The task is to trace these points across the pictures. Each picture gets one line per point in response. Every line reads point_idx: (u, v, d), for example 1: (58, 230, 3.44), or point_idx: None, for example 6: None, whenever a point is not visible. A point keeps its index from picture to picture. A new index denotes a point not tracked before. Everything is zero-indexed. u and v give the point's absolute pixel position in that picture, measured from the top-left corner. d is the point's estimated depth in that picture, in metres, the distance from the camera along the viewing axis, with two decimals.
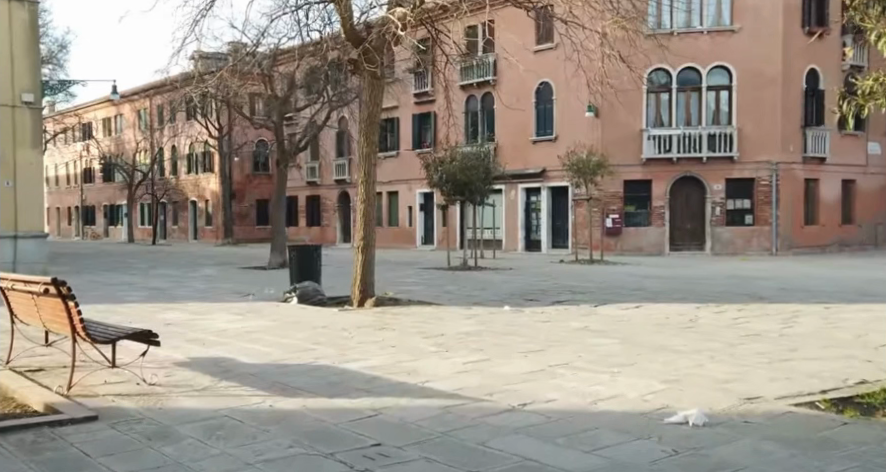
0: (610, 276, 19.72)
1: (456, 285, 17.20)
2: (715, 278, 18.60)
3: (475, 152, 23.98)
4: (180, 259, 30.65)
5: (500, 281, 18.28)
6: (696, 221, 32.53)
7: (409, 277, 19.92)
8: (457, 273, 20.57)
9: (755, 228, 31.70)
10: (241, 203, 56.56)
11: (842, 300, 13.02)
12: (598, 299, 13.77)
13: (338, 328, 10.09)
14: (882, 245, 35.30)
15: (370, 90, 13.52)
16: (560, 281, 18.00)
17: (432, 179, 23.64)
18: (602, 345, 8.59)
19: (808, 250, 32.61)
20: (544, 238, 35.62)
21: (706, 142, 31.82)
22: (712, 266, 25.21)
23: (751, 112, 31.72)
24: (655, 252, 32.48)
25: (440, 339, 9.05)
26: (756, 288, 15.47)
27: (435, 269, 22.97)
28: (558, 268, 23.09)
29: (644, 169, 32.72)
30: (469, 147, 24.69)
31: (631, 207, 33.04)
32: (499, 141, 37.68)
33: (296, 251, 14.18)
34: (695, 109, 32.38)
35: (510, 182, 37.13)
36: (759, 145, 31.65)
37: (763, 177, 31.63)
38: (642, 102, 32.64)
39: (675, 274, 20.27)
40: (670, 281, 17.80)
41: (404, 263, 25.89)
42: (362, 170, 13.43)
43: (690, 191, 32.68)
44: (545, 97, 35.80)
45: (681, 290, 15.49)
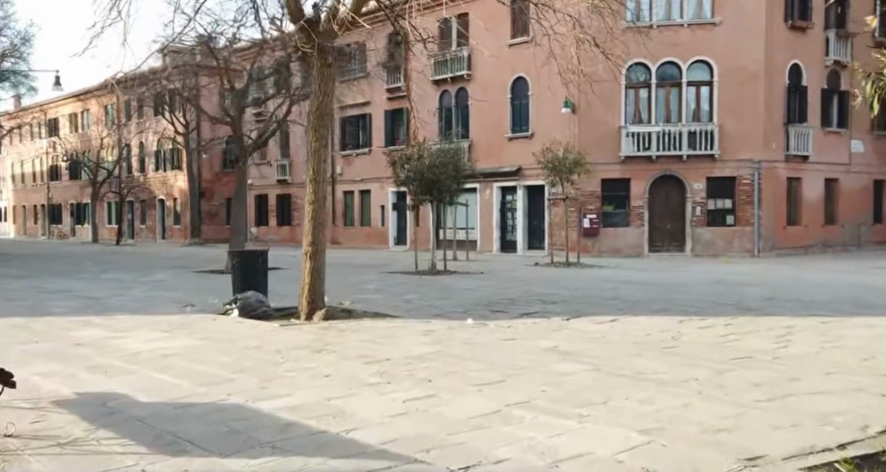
0: (586, 282, 18.51)
1: (419, 293, 15.93)
2: (697, 284, 17.42)
3: (445, 149, 22.71)
4: (137, 261, 29.11)
5: (467, 287, 17.05)
6: (676, 221, 31.47)
7: (371, 282, 18.63)
8: (424, 279, 19.29)
9: (736, 228, 30.70)
10: (210, 201, 54.92)
11: (837, 313, 11.89)
12: (571, 311, 12.56)
13: (270, 350, 8.78)
14: (865, 246, 34.42)
15: (320, 79, 12.21)
16: (532, 288, 16.77)
17: (398, 177, 22.35)
18: (570, 374, 7.36)
19: (791, 251, 31.68)
20: (519, 239, 34.48)
21: (686, 139, 30.75)
22: (693, 269, 24.10)
23: (733, 108, 30.68)
24: (634, 253, 31.42)
25: (384, 365, 7.77)
26: (743, 297, 14.30)
27: (401, 273, 21.66)
28: (532, 272, 21.84)
29: (623, 167, 31.61)
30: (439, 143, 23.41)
31: (609, 207, 31.95)
32: (473, 138, 36.42)
33: (238, 257, 12.83)
34: (675, 105, 31.30)
35: (484, 181, 35.90)
36: (741, 143, 30.62)
37: (744, 176, 30.60)
38: (620, 97, 31.52)
39: (655, 279, 19.09)
40: (650, 288, 16.62)
41: (371, 266, 24.59)
42: (311, 168, 12.14)
43: (670, 190, 31.59)
44: (521, 93, 34.61)
45: (661, 299, 14.31)
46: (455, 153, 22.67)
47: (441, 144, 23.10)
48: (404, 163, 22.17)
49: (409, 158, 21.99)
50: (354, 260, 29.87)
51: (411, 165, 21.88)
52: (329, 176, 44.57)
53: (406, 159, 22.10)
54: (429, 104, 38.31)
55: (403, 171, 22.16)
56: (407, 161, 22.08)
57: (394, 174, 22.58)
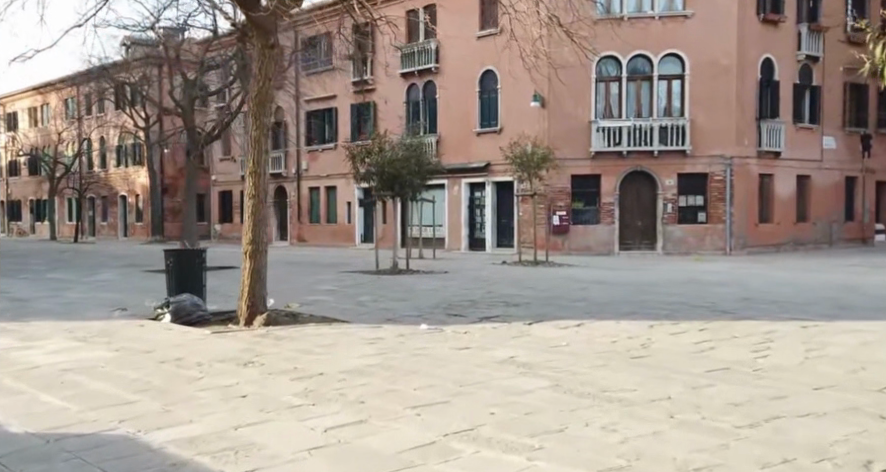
0: (554, 282, 17.61)
1: (376, 295, 14.93)
2: (668, 284, 16.60)
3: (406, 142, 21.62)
4: (87, 260, 27.73)
5: (427, 288, 16.09)
6: (646, 219, 30.78)
7: (327, 282, 17.60)
8: (384, 279, 18.30)
9: (707, 226, 30.08)
10: (173, 198, 53.42)
11: (817, 316, 11.12)
12: (534, 315, 11.67)
13: (190, 363, 7.76)
14: (837, 244, 33.93)
15: (260, 63, 11.18)
16: (496, 288, 15.85)
17: (359, 172, 21.35)
18: (525, 393, 6.44)
19: (763, 249, 31.11)
20: (488, 236, 33.64)
21: (657, 134, 30.04)
22: (666, 268, 23.31)
23: (705, 103, 30.01)
24: (604, 251, 30.68)
25: (315, 382, 6.81)
26: (717, 299, 13.50)
27: (362, 272, 20.62)
28: (499, 271, 20.90)
29: (593, 163, 30.83)
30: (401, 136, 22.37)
31: (579, 203, 31.15)
32: (441, 134, 35.48)
33: (172, 257, 11.76)
34: (646, 100, 30.57)
35: (452, 176, 34.97)
36: (713, 138, 29.98)
37: (716, 172, 29.96)
38: (591, 91, 30.72)
39: (625, 279, 18.26)
40: (620, 289, 15.77)
41: (332, 265, 23.54)
42: (251, 159, 11.12)
43: (641, 187, 30.86)
44: (489, 86, 33.71)
45: (631, 301, 13.46)
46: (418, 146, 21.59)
47: (402, 137, 22.09)
48: (364, 156, 21.10)
49: (372, 156, 21.01)
50: (316, 258, 28.81)
51: (374, 161, 20.96)
52: (295, 172, 43.35)
53: (366, 152, 21.08)
54: (398, 98, 37.54)
55: (365, 165, 21.16)
56: (367, 155, 21.06)
57: (355, 169, 21.52)
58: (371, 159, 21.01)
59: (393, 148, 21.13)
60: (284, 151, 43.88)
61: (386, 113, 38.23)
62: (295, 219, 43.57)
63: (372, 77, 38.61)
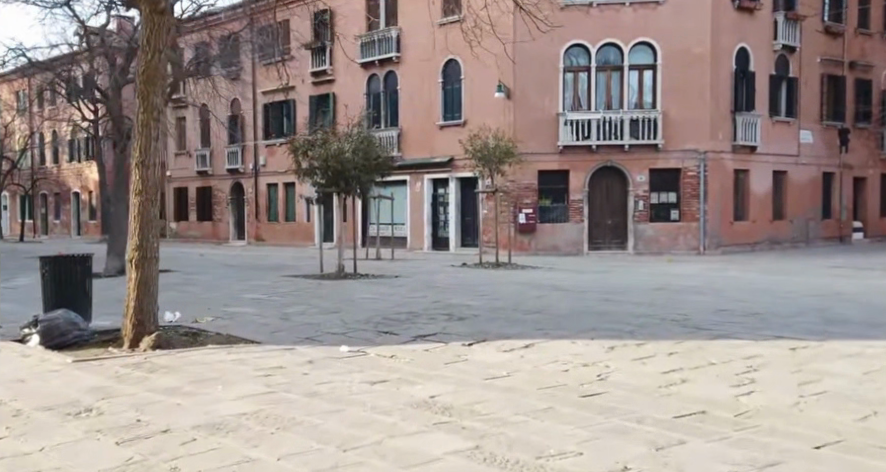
0: (510, 287, 15.94)
1: (306, 305, 13.16)
2: (636, 291, 14.98)
3: (351, 132, 19.68)
4: (15, 263, 25.61)
5: (367, 296, 14.35)
6: (617, 217, 29.24)
7: (257, 288, 15.79)
8: (324, 285, 16.53)
9: (681, 224, 28.60)
10: None
11: (806, 333, 9.54)
12: (477, 334, 9.99)
13: (13, 411, 5.99)
14: (814, 243, 32.59)
15: (147, 32, 9.33)
16: (442, 296, 14.17)
17: (300, 166, 19.67)
18: (433, 463, 4.77)
19: (739, 249, 29.67)
20: (452, 235, 31.97)
21: (628, 128, 28.51)
22: (637, 270, 21.69)
23: (677, 94, 28.51)
24: (573, 251, 29.10)
25: (156, 444, 5.10)
26: (689, 310, 11.91)
27: (306, 276, 18.81)
28: (456, 276, 19.16)
29: (561, 158, 29.19)
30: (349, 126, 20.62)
31: (547, 200, 29.50)
32: (402, 127, 33.75)
33: (48, 265, 10.01)
34: (616, 91, 29.00)
35: (414, 172, 33.22)
36: (686, 131, 28.50)
37: (689, 168, 28.50)
38: (558, 81, 29.09)
39: (590, 284, 16.62)
40: (582, 296, 14.15)
41: (275, 268, 21.70)
42: (137, 147, 9.30)
43: (611, 183, 29.30)
44: (453, 77, 31.98)
45: (592, 312, 11.82)
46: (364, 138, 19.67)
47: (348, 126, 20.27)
48: (302, 151, 19.41)
49: (314, 152, 19.24)
50: (264, 259, 26.97)
51: (315, 156, 19.22)
52: (252, 168, 41.31)
53: (304, 147, 19.36)
54: (357, 90, 35.71)
55: (308, 161, 19.40)
56: (307, 150, 19.31)
57: (297, 165, 19.86)
58: (311, 155, 19.28)
59: (334, 141, 19.34)
60: (241, 145, 41.82)
61: (345, 106, 36.30)
62: (252, 217, 41.52)
63: (331, 67, 36.70)
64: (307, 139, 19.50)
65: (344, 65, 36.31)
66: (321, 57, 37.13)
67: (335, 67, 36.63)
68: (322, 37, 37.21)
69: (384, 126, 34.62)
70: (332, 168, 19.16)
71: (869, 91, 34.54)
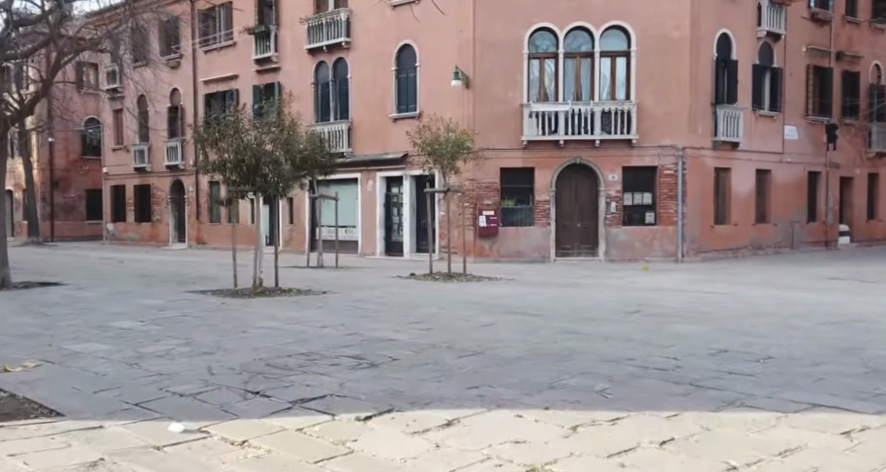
0: (452, 310, 13.00)
1: (177, 342, 10.09)
2: (608, 317, 12.10)
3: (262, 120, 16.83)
4: None
5: (267, 326, 11.32)
6: (587, 220, 26.39)
7: (136, 313, 12.66)
8: (226, 307, 13.42)
9: (657, 228, 25.80)
10: (65, 193, 48.24)
11: (851, 399, 6.73)
12: (383, 398, 7.03)
13: None
14: (799, 248, 29.98)
15: None
16: (363, 327, 11.19)
17: (206, 157, 16.86)
18: None
19: (720, 255, 26.94)
20: (406, 240, 28.96)
21: (598, 121, 25.72)
22: (611, 283, 18.82)
23: (653, 84, 25.72)
24: (538, 257, 26.20)
25: None
26: (678, 352, 9.06)
27: (215, 293, 15.67)
28: (398, 292, 16.11)
29: (525, 155, 26.22)
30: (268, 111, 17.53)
31: (510, 201, 26.54)
32: (353, 120, 30.57)
33: None
34: (586, 80, 26.12)
35: (366, 169, 30.08)
36: (663, 125, 25.73)
37: (666, 165, 25.72)
38: (523, 70, 26.13)
39: (550, 305, 13.73)
40: (540, 326, 11.26)
41: (187, 282, 18.51)
42: None
43: (580, 182, 26.43)
44: (407, 64, 28.87)
45: (549, 356, 8.91)
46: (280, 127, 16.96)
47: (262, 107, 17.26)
48: (206, 143, 16.67)
49: (224, 147, 16.47)
50: (188, 267, 23.72)
51: (225, 152, 16.50)
52: (193, 164, 37.90)
53: (209, 138, 16.58)
54: (304, 80, 32.48)
55: (216, 154, 16.68)
56: (214, 143, 16.53)
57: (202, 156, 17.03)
58: (219, 148, 16.53)
59: (248, 132, 16.57)
60: (180, 140, 38.38)
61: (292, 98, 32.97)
62: (193, 217, 38.05)
63: (277, 54, 33.36)
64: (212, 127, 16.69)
65: (290, 52, 32.96)
66: (264, 43, 33.69)
67: (281, 53, 33.26)
68: (266, 21, 33.83)
69: (333, 119, 31.46)
70: (246, 166, 16.61)
71: (855, 83, 32.05)
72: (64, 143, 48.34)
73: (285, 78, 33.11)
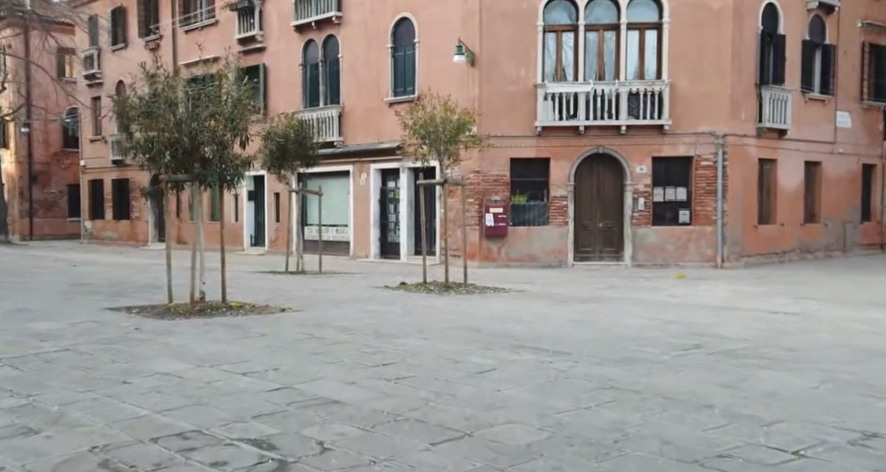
0: (438, 344, 9.52)
1: (8, 409, 6.64)
2: (657, 358, 8.58)
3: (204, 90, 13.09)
4: None
5: (166, 375, 7.84)
6: (610, 218, 22.77)
7: (2, 350, 9.22)
8: (134, 339, 9.98)
9: (692, 229, 22.14)
10: (45, 188, 44.96)
11: None
12: None
13: None
14: (852, 251, 26.24)
15: None
16: (302, 375, 7.72)
17: (130, 136, 13.11)
18: None
19: (764, 260, 23.27)
20: (402, 241, 25.39)
21: (624, 104, 22.11)
22: (646, 298, 15.25)
23: (689, 60, 22.04)
24: (553, 262, 22.61)
25: None
26: (796, 440, 5.54)
27: (139, 315, 12.14)
28: (378, 312, 12.60)
29: (539, 143, 22.60)
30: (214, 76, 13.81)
31: (522, 198, 22.90)
32: (344, 105, 26.98)
33: None
34: (611, 58, 22.49)
35: (358, 161, 26.55)
36: (700, 109, 22.10)
37: (704, 155, 22.09)
38: (537, 44, 22.53)
39: (572, 333, 10.22)
40: (563, 376, 7.75)
41: (120, 294, 15.03)
42: None
43: (602, 174, 22.79)
44: (405, 40, 25.33)
45: (582, 446, 5.41)
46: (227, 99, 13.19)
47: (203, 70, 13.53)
48: (130, 118, 12.95)
49: (152, 123, 12.73)
50: (143, 274, 20.24)
51: (152, 129, 12.73)
52: None
53: (134, 112, 12.88)
54: (291, 62, 28.99)
55: (141, 132, 12.90)
56: (139, 120, 12.79)
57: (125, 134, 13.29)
58: (145, 125, 12.77)
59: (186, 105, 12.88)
60: None
61: (279, 81, 29.49)
62: (174, 215, 34.51)
63: (262, 33, 29.90)
64: (139, 98, 12.99)
65: (276, 30, 29.56)
66: (248, 20, 30.25)
67: (267, 32, 29.86)
68: None
69: (321, 104, 27.95)
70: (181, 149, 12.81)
71: None
72: (43, 133, 45.00)
73: (272, 59, 29.66)
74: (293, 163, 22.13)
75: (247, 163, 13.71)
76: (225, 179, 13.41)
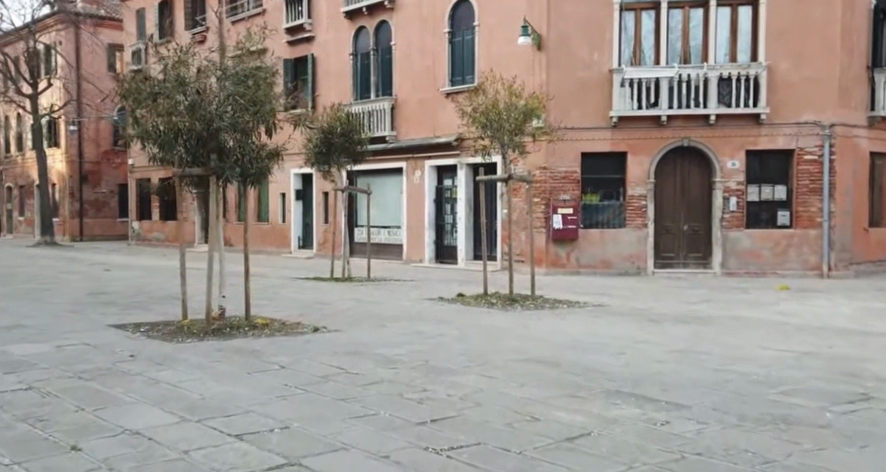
0: (507, 387, 7.16)
1: None
2: (820, 419, 6.10)
3: (221, 69, 10.89)
4: None
5: (133, 435, 5.66)
6: (696, 220, 20.10)
7: None
8: (118, 372, 7.88)
9: (791, 232, 19.40)
10: (95, 188, 43.92)
11: None
12: None
13: None
14: None
15: None
16: (320, 443, 5.46)
17: (135, 122, 10.97)
18: None
19: (874, 268, 20.34)
20: (460, 244, 23.05)
21: (713, 90, 19.42)
22: (755, 316, 12.66)
23: (790, 40, 19.27)
24: (630, 270, 20.03)
25: None
26: None
27: (143, 336, 10.04)
28: (432, 335, 10.27)
29: (614, 135, 20.00)
30: (235, 53, 11.63)
31: (594, 197, 20.32)
32: (398, 97, 24.78)
33: None
34: (698, 38, 19.81)
35: (412, 157, 24.33)
36: (802, 96, 19.31)
37: (806, 148, 19.32)
38: (612, 25, 19.96)
39: (684, 372, 7.76)
40: (695, 450, 5.33)
41: (134, 306, 13.01)
42: None
43: (687, 169, 20.11)
44: (464, 24, 23.01)
45: None
46: (248, 79, 10.96)
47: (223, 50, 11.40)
48: (134, 101, 10.82)
49: (159, 106, 10.56)
50: (175, 281, 18.32)
51: (159, 114, 10.54)
52: None
53: (138, 94, 10.74)
54: (340, 52, 26.93)
55: (147, 118, 10.75)
56: (143, 102, 10.66)
57: (129, 120, 11.20)
58: (151, 109, 10.63)
59: (200, 86, 10.70)
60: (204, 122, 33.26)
61: (328, 72, 27.43)
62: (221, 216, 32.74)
63: (310, 21, 27.90)
64: (144, 77, 10.85)
65: (325, 18, 27.52)
66: (297, 7, 28.31)
67: (315, 20, 27.84)
68: None
69: (373, 96, 25.83)
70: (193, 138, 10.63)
71: None
72: (94, 132, 43.93)
73: (321, 48, 27.65)
74: (339, 158, 19.98)
75: (275, 155, 11.49)
76: (248, 174, 11.19)
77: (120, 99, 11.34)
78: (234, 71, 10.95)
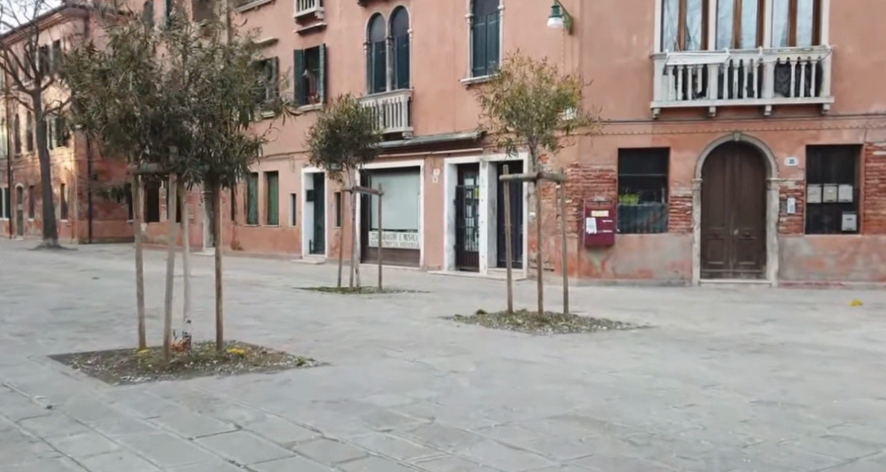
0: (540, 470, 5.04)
1: None
2: None
3: (182, 37, 8.43)
4: None
5: None
6: (748, 224, 17.94)
7: None
8: (15, 437, 5.74)
9: (857, 239, 17.18)
10: None
11: None
12: None
13: None
14: None
15: None
16: None
17: (80, 110, 8.46)
18: None
19: None
20: (482, 250, 20.93)
21: (769, 77, 17.23)
22: (835, 342, 10.45)
23: (857, 21, 17.06)
24: (673, 280, 17.82)
25: None
26: None
27: (82, 372, 8.03)
28: (442, 372, 8.17)
29: (656, 129, 17.78)
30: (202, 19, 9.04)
31: (632, 199, 18.11)
32: (415, 89, 22.71)
33: None
34: (751, 20, 17.65)
35: (430, 154, 22.26)
36: (871, 84, 17.07)
37: (875, 143, 17.09)
38: (654, 6, 17.77)
39: (786, 443, 5.60)
40: None
41: (94, 328, 11.00)
42: None
43: (738, 167, 17.89)
44: (487, 7, 20.89)
45: None
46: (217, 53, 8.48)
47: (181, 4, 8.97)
48: (74, 82, 8.47)
49: (108, 87, 8.05)
50: (163, 292, 16.39)
51: (108, 97, 8.03)
52: None
53: (77, 71, 8.37)
54: (354, 41, 24.88)
55: (92, 102, 8.23)
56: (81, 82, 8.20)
57: (74, 108, 8.75)
58: (91, 89, 8.19)
59: (152, 56, 8.20)
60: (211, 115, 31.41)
61: (340, 63, 25.41)
62: (228, 218, 30.65)
63: (322, 9, 25.91)
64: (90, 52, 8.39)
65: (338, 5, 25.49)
66: None
67: (328, 8, 25.85)
68: None
69: (388, 89, 23.78)
70: (145, 128, 8.04)
71: None
72: None
73: (334, 38, 25.65)
74: (347, 155, 17.92)
75: (254, 147, 8.79)
76: (218, 172, 8.49)
77: (64, 82, 9.05)
78: (198, 39, 8.51)
